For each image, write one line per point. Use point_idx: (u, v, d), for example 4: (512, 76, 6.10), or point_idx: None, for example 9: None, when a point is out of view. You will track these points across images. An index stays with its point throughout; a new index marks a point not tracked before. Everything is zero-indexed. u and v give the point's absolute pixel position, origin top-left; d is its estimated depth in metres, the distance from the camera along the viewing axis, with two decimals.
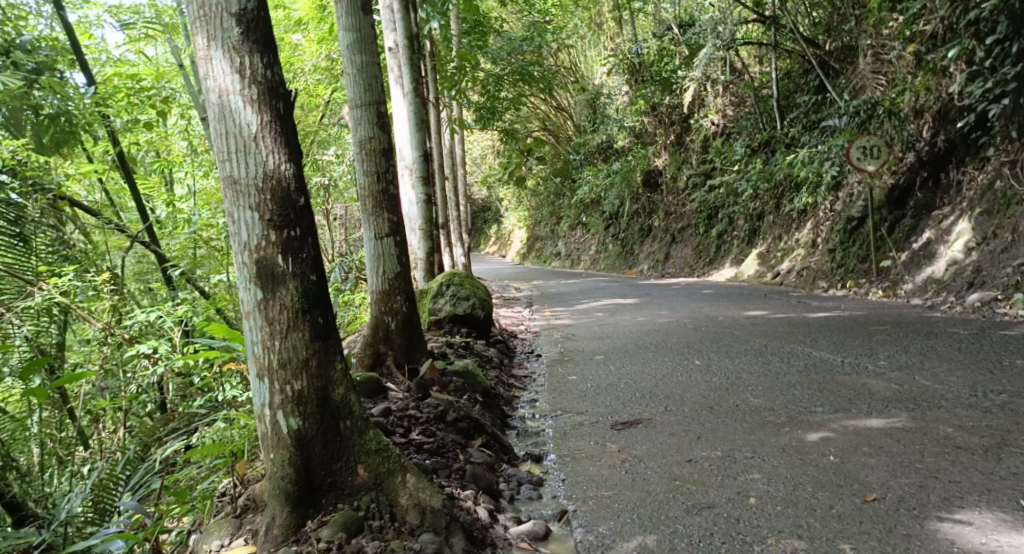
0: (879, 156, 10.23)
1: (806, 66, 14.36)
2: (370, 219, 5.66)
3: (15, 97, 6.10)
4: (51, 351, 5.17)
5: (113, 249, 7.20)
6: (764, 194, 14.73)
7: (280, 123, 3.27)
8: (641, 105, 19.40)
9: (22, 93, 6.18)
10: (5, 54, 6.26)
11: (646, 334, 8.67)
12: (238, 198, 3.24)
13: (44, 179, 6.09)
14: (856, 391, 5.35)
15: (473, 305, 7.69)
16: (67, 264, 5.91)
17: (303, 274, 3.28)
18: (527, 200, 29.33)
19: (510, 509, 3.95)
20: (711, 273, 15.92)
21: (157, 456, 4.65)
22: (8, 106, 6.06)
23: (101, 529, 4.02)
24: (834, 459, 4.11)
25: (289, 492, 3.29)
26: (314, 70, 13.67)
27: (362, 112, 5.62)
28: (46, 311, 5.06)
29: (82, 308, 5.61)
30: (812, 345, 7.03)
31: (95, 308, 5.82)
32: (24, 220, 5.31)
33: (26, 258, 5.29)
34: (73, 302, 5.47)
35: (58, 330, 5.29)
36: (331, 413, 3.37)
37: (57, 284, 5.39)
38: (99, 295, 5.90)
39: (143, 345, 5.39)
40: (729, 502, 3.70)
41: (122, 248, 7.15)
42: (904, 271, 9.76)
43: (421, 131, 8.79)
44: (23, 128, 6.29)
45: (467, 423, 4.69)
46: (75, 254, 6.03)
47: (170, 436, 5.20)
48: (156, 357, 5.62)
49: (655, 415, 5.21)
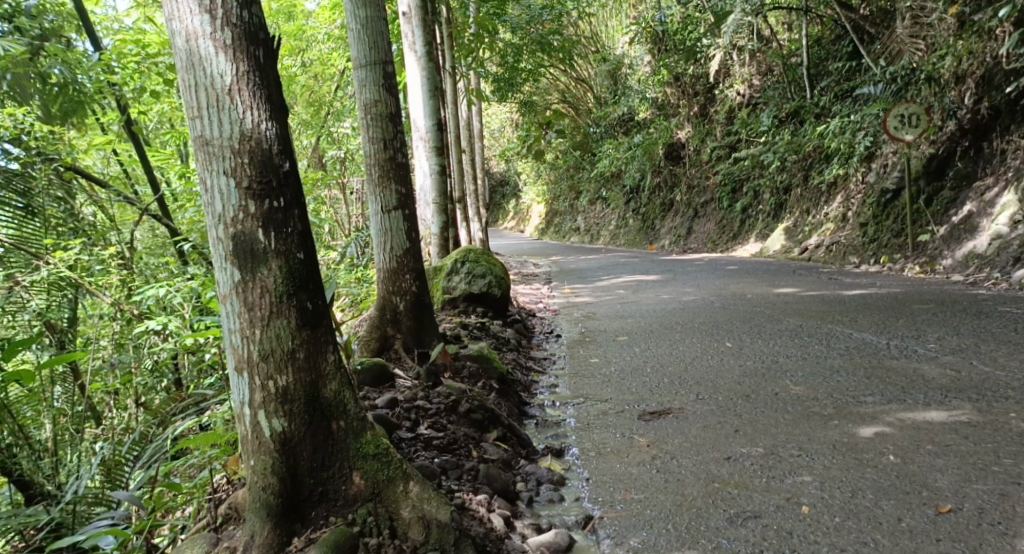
0: (917, 125, 9.56)
1: (837, 32, 13.67)
2: (376, 191, 5.22)
3: (18, 64, 5.64)
4: (60, 327, 4.77)
5: (124, 222, 6.77)
6: (792, 166, 14.07)
7: (259, 74, 2.81)
8: (663, 75, 18.76)
9: (26, 60, 5.71)
10: (8, 20, 5.82)
11: (670, 312, 8.17)
12: (211, 161, 2.80)
13: (49, 149, 5.66)
14: (908, 377, 4.85)
15: (488, 283, 7.24)
16: (75, 237, 5.55)
17: (287, 251, 2.85)
18: (543, 175, 28.72)
19: (528, 514, 3.53)
20: (734, 249, 15.34)
21: (164, 438, 4.16)
22: (11, 74, 5.60)
23: (95, 520, 3.61)
24: (895, 459, 3.63)
25: (272, 505, 2.88)
26: (328, 39, 13.27)
27: (367, 72, 5.13)
28: (57, 285, 4.69)
29: (93, 284, 5.25)
30: (851, 325, 6.51)
31: (105, 283, 5.42)
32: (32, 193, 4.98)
33: (43, 233, 5.02)
34: (83, 277, 5.13)
35: (68, 304, 4.88)
36: (322, 412, 2.96)
37: (65, 259, 5.04)
38: (107, 270, 5.52)
39: (152, 323, 5.02)
40: (779, 511, 3.26)
41: (131, 221, 6.70)
42: (943, 245, 9.18)
43: (434, 99, 8.28)
44: (29, 96, 5.79)
45: (481, 414, 4.27)
46: (83, 227, 5.62)
47: (180, 414, 4.82)
48: (167, 333, 5.25)
49: (686, 405, 4.75)
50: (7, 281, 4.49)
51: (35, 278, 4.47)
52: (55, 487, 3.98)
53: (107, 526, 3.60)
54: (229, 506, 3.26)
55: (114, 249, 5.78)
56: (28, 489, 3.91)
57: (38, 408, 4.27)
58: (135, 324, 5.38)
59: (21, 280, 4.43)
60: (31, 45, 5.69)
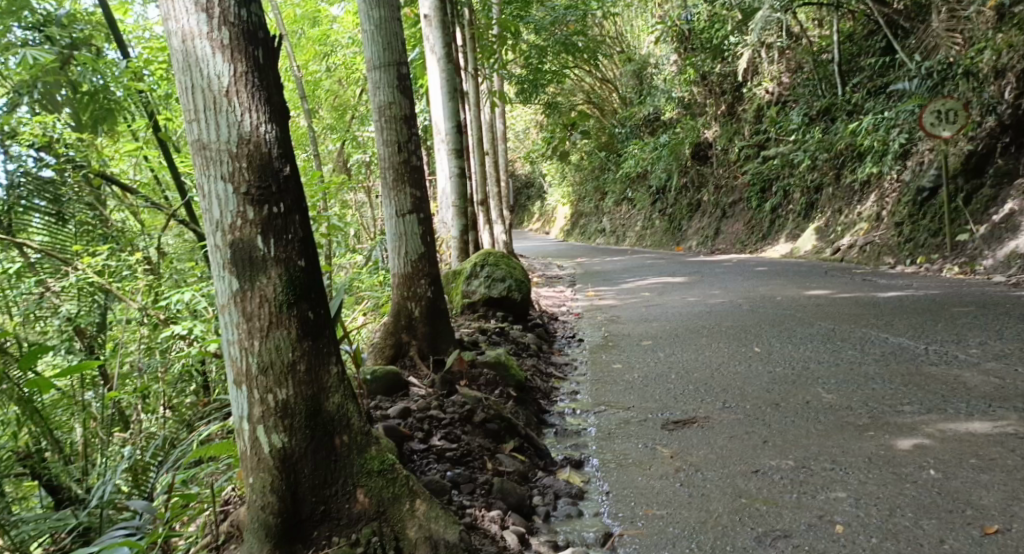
0: (955, 121, 9.25)
1: (871, 27, 13.33)
2: (391, 196, 5.11)
3: (47, 72, 5.55)
4: (90, 332, 4.83)
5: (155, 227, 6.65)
6: (823, 165, 13.75)
7: (258, 75, 2.71)
8: (690, 74, 18.48)
9: (56, 68, 5.62)
10: (38, 31, 5.75)
11: (698, 316, 7.96)
12: (208, 165, 2.70)
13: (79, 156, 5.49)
14: (949, 385, 4.62)
15: (508, 287, 7.10)
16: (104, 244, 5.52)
17: (288, 259, 2.74)
18: (569, 176, 28.50)
19: (544, 530, 3.39)
20: (764, 250, 15.04)
21: (187, 443, 4.07)
22: (41, 83, 5.53)
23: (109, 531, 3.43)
24: (935, 473, 3.43)
25: (271, 524, 2.77)
26: (351, 44, 13.37)
27: (381, 74, 5.02)
28: (86, 291, 4.77)
29: (120, 289, 5.08)
30: (887, 329, 6.26)
31: (133, 289, 5.26)
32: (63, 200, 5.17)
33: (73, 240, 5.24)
34: (111, 283, 5.01)
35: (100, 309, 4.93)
36: (324, 427, 2.85)
37: (92, 264, 4.89)
38: (134, 275, 5.29)
39: (175, 328, 4.71)
40: (810, 530, 3.09)
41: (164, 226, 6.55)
42: (983, 245, 8.86)
43: (453, 101, 8.13)
44: (59, 105, 5.68)
45: (497, 424, 4.13)
46: (111, 234, 5.55)
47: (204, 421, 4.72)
48: (193, 339, 4.96)
49: (712, 413, 4.56)
50: (37, 287, 4.61)
51: (63, 285, 4.56)
52: (82, 491, 3.94)
53: (121, 537, 3.41)
54: (231, 523, 3.26)
55: (141, 254, 5.59)
56: (57, 493, 3.91)
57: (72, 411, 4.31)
58: (163, 329, 5.17)
59: (51, 286, 4.58)
60: (60, 54, 5.58)
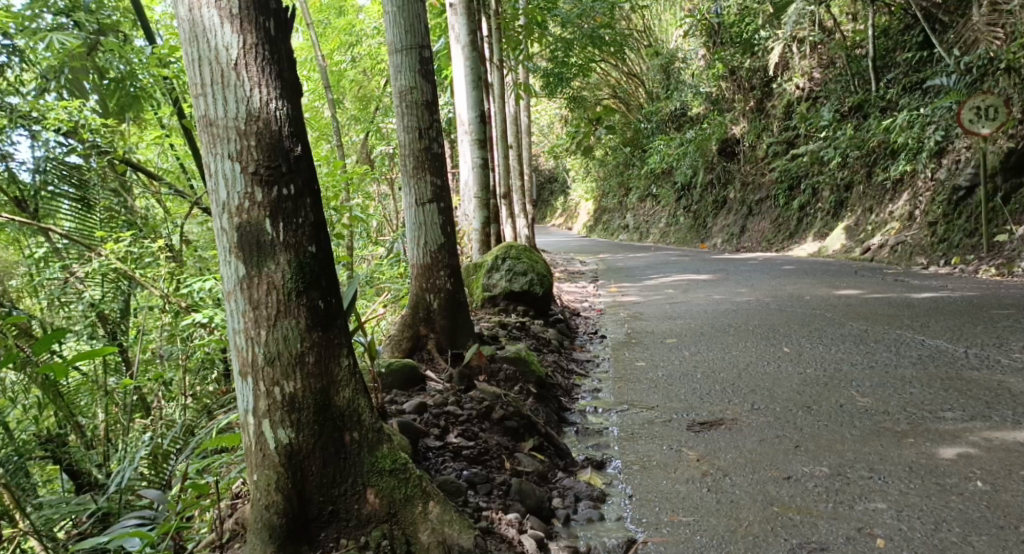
0: (995, 118, 8.88)
1: (907, 21, 12.95)
2: (411, 183, 4.97)
3: (74, 57, 5.50)
4: (112, 318, 4.74)
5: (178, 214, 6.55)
6: (854, 162, 13.42)
7: (269, 48, 2.57)
8: (718, 69, 18.14)
9: (83, 54, 5.59)
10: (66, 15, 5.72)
11: (724, 314, 7.74)
12: (215, 143, 2.57)
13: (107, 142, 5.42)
14: (993, 391, 4.38)
15: (531, 280, 6.92)
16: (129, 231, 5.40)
17: (297, 244, 2.61)
18: (593, 172, 28.20)
19: (564, 535, 3.22)
20: (790, 248, 14.73)
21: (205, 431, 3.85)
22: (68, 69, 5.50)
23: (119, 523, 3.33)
24: (982, 486, 3.22)
25: (275, 525, 2.65)
26: (376, 34, 13.37)
27: (402, 58, 4.88)
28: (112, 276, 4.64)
29: (143, 276, 4.98)
30: (923, 331, 6.01)
31: (154, 276, 5.17)
32: (88, 185, 5.02)
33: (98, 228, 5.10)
34: (134, 269, 4.91)
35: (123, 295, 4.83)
36: (333, 423, 2.72)
37: (115, 251, 4.79)
38: (156, 262, 5.22)
39: (197, 316, 4.57)
40: (848, 543, 2.91)
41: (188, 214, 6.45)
42: (1022, 246, 8.56)
43: (478, 90, 7.94)
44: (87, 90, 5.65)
45: (516, 421, 3.97)
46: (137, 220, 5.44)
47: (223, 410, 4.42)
48: (213, 327, 4.80)
49: (740, 415, 4.37)
50: (62, 271, 4.49)
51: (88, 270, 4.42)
52: (102, 476, 3.93)
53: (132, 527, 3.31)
54: (237, 521, 3.16)
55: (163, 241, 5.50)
56: (77, 478, 3.90)
57: (93, 397, 4.22)
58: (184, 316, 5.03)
59: (75, 271, 4.46)
60: (87, 38, 5.55)
